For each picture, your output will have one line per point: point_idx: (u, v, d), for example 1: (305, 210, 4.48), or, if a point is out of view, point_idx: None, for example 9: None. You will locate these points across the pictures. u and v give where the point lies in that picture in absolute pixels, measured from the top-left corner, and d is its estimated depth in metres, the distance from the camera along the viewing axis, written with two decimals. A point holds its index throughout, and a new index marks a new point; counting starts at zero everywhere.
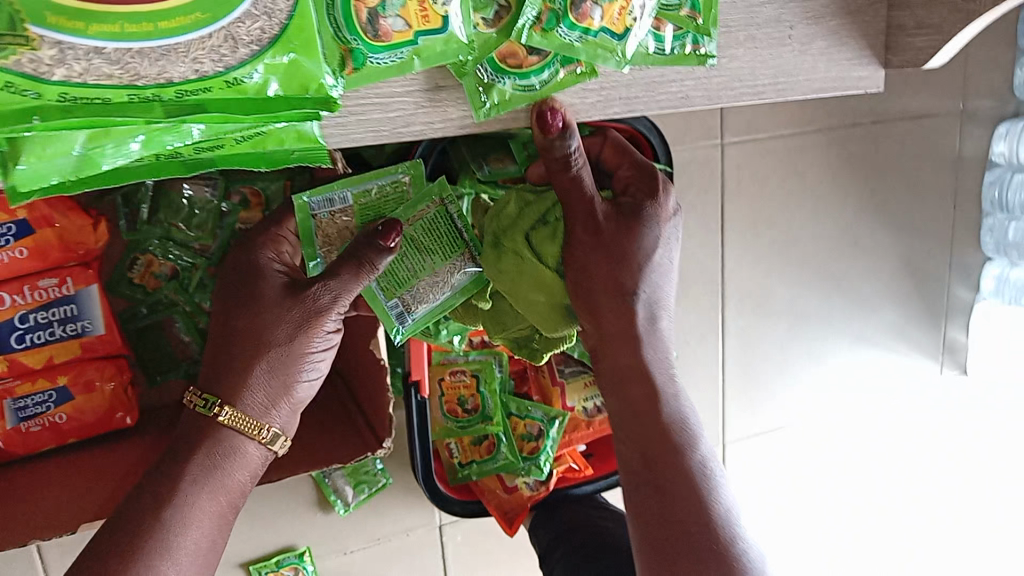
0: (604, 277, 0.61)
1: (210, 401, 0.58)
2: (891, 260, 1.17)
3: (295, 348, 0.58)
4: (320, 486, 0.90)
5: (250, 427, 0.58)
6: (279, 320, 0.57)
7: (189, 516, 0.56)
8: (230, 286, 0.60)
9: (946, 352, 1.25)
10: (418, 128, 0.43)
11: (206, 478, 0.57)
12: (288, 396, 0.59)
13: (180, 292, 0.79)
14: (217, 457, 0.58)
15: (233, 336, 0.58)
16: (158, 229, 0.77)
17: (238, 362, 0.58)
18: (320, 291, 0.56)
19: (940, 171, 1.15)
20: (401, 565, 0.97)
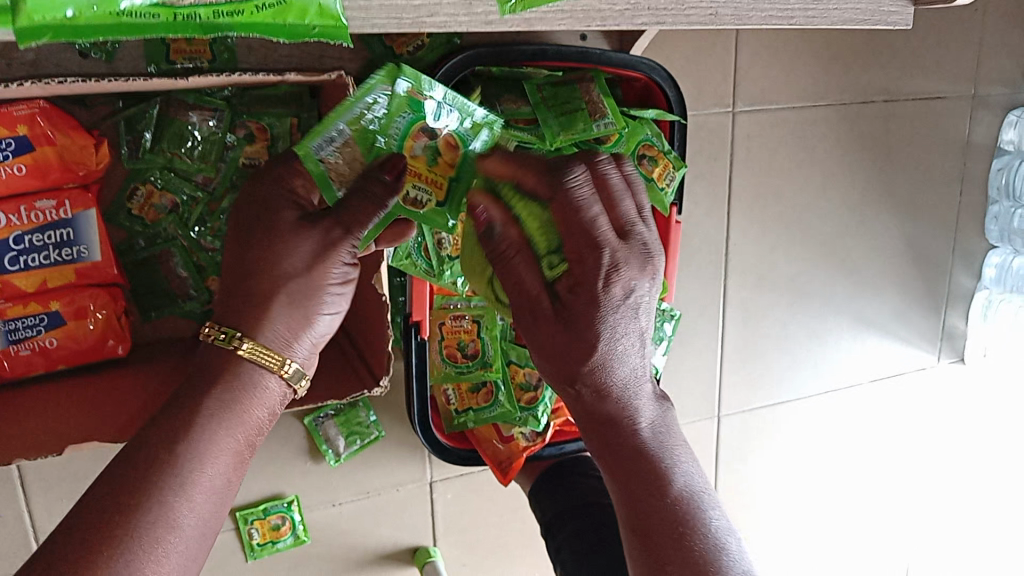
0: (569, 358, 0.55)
1: (229, 334, 0.57)
2: (896, 243, 1.16)
3: (312, 277, 0.58)
4: (312, 435, 0.89)
5: (269, 360, 0.58)
6: (293, 251, 0.57)
7: (205, 450, 0.54)
8: (244, 220, 0.59)
9: (945, 339, 1.25)
10: (443, 18, 0.44)
11: (222, 413, 0.55)
12: (306, 329, 0.60)
13: (180, 226, 0.78)
14: (236, 390, 0.56)
15: (249, 268, 0.58)
16: (160, 159, 0.75)
17: (256, 295, 0.57)
18: (338, 224, 0.57)
19: (950, 155, 1.15)
20: (389, 519, 0.96)
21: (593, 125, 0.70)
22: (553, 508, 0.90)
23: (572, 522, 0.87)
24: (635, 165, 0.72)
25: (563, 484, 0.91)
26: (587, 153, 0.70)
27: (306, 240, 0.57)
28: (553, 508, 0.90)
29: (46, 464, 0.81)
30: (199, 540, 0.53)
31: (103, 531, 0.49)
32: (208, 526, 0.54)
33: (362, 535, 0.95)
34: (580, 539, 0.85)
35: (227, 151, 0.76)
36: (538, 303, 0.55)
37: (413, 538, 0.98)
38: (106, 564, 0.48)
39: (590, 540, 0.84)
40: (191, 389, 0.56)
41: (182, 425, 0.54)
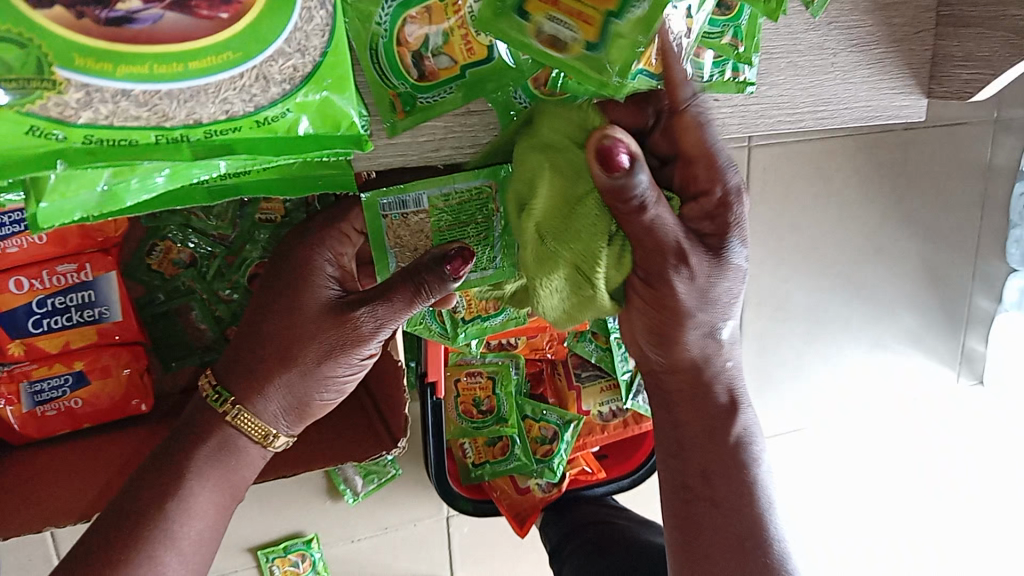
0: (674, 311, 0.54)
1: (223, 396, 0.60)
2: (913, 267, 1.16)
3: (323, 369, 0.59)
4: (329, 475, 0.91)
5: (257, 432, 0.61)
6: (316, 336, 0.58)
7: (191, 508, 0.58)
8: (280, 288, 0.60)
9: (964, 361, 1.24)
10: (446, 151, 0.49)
11: (211, 471, 0.59)
12: (303, 411, 0.61)
13: (199, 280, 0.79)
14: (225, 452, 0.60)
15: (264, 339, 0.59)
16: (178, 217, 0.76)
17: (262, 368, 0.59)
18: (365, 317, 0.57)
19: (970, 180, 1.14)
20: (407, 554, 0.98)
21: None
22: (554, 530, 0.92)
23: (572, 539, 0.88)
24: None
25: (562, 509, 0.93)
26: None
27: (331, 327, 0.58)
28: (554, 531, 0.91)
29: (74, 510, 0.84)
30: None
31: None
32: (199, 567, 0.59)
33: (381, 569, 0.97)
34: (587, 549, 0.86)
35: (245, 207, 0.76)
36: (661, 288, 0.52)
37: (430, 570, 0.99)
38: None
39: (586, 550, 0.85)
40: (179, 444, 0.60)
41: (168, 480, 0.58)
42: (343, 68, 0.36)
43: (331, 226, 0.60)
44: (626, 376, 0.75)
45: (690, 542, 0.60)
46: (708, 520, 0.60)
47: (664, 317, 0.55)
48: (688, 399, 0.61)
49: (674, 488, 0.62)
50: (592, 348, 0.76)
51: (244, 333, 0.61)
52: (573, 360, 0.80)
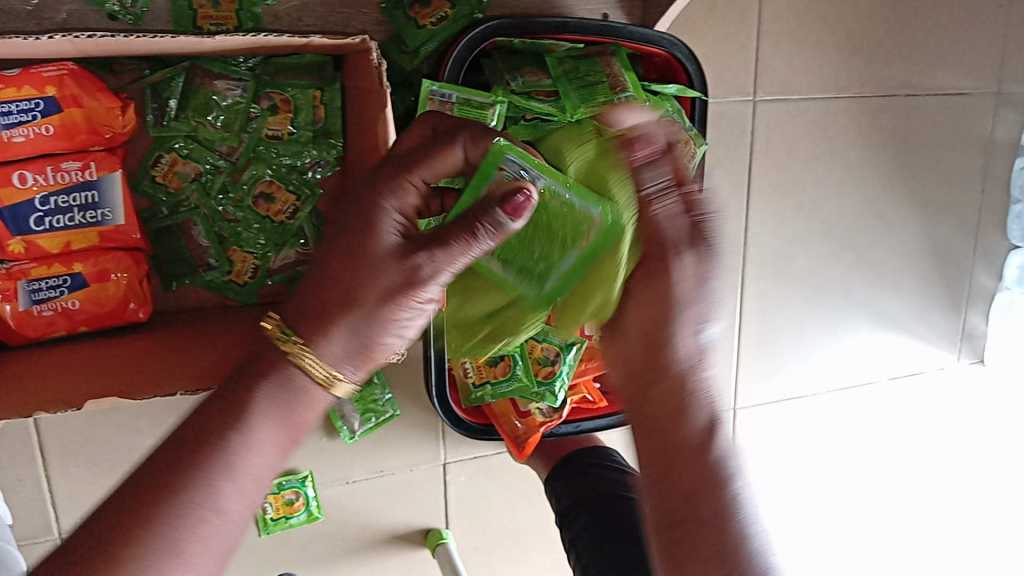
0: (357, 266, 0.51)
1: (290, 332, 0.53)
2: (916, 240, 1.16)
3: (381, 318, 0.52)
4: (327, 410, 0.90)
5: (317, 373, 0.53)
6: (375, 279, 0.51)
7: (251, 443, 0.51)
8: (350, 232, 0.52)
9: (965, 339, 1.24)
10: None
11: (274, 411, 0.52)
12: (368, 355, 0.54)
13: (203, 195, 0.79)
14: (287, 392, 0.53)
15: (324, 281, 0.52)
16: (185, 127, 0.76)
17: (321, 314, 0.52)
18: (427, 262, 0.51)
19: (973, 153, 1.15)
20: (402, 499, 0.97)
21: (614, 99, 0.69)
22: (570, 492, 0.90)
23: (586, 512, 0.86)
24: None
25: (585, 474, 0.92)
26: None
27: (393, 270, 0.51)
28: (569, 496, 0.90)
29: (67, 429, 0.82)
30: (230, 541, 0.50)
31: (150, 507, 0.47)
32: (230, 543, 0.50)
33: (374, 514, 0.96)
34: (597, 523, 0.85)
35: (251, 122, 0.78)
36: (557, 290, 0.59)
37: (425, 519, 0.98)
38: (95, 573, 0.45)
39: (597, 523, 0.84)
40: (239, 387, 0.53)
41: (231, 417, 0.51)
42: None
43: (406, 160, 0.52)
44: None
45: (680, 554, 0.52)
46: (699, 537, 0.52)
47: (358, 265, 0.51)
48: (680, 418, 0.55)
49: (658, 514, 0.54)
50: None
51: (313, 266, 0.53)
52: None
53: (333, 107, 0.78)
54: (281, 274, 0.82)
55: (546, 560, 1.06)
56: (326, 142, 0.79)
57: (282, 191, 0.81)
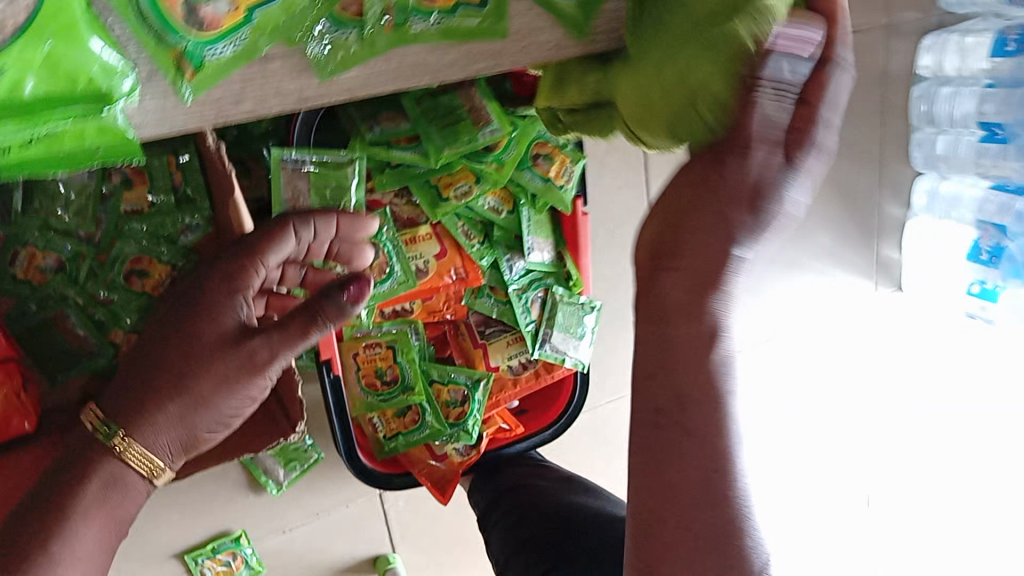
0: (179, 356, 0.52)
1: (110, 427, 0.51)
2: (819, 185, 1.16)
3: (211, 403, 0.52)
4: (249, 469, 0.88)
5: (144, 465, 0.52)
6: (210, 365, 0.52)
7: (74, 551, 0.48)
8: (174, 309, 0.55)
9: (879, 269, 1.27)
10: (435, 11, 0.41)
11: (96, 509, 0.49)
12: (192, 446, 0.53)
13: (70, 283, 0.74)
14: (107, 486, 0.50)
15: (153, 365, 0.52)
16: (35, 220, 0.72)
17: (149, 394, 0.51)
18: (260, 346, 0.53)
19: (866, 88, 1.14)
20: (343, 534, 0.96)
21: (478, 135, 0.65)
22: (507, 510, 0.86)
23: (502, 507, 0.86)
24: (526, 167, 0.69)
25: (526, 486, 0.87)
26: (477, 163, 0.67)
27: (236, 350, 0.53)
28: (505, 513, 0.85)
29: None
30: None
31: None
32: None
33: (318, 554, 0.95)
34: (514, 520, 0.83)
35: (105, 201, 0.73)
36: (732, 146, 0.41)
37: (370, 548, 0.98)
38: None
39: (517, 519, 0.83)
40: (64, 477, 0.50)
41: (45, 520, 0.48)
42: (119, 6, 0.31)
43: (238, 253, 0.55)
44: (530, 326, 0.76)
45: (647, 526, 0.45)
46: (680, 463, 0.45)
47: (197, 347, 0.52)
48: (682, 313, 0.45)
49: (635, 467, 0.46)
50: (491, 303, 0.75)
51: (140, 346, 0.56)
52: (476, 319, 0.78)
53: (191, 169, 0.74)
54: None
55: None
56: (191, 207, 0.75)
57: (156, 264, 0.75)
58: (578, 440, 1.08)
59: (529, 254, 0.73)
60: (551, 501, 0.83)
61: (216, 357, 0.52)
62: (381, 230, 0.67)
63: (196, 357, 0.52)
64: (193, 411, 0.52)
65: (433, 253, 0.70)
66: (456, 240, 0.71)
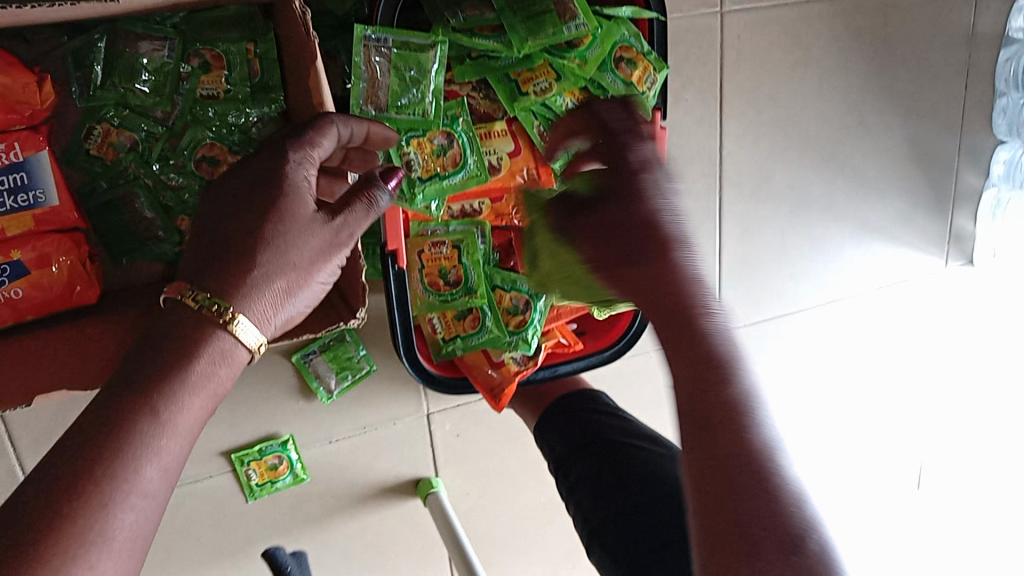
0: (274, 234, 0.52)
1: (214, 304, 0.51)
2: (897, 145, 1.12)
3: (308, 274, 0.54)
4: (301, 372, 0.88)
5: (250, 338, 0.52)
6: (308, 242, 0.53)
7: (179, 422, 0.48)
8: (235, 201, 0.53)
9: (952, 240, 1.22)
10: None
11: (200, 383, 0.50)
12: (283, 320, 0.55)
13: (141, 164, 0.74)
14: (211, 363, 0.50)
15: (244, 243, 0.52)
16: (113, 94, 0.71)
17: (249, 271, 0.52)
18: (345, 223, 0.56)
19: (954, 47, 1.09)
20: (388, 452, 0.96)
21: (563, 29, 0.64)
22: (602, 491, 0.79)
23: (585, 461, 0.83)
24: (609, 68, 0.68)
25: (614, 462, 0.81)
26: (559, 59, 0.67)
27: (320, 233, 0.54)
28: (594, 495, 0.80)
29: (34, 419, 0.78)
30: (152, 518, 0.47)
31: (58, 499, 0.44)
32: (141, 550, 0.46)
33: (362, 470, 0.95)
34: (599, 476, 0.81)
35: (182, 82, 0.73)
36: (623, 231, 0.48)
37: (413, 470, 0.98)
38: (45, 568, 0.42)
39: (604, 476, 0.80)
40: (158, 353, 0.50)
41: (152, 390, 0.48)
42: None
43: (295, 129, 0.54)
44: None
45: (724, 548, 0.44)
46: (750, 493, 0.44)
47: (292, 229, 0.53)
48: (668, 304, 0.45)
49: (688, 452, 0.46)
50: None
51: (191, 242, 0.54)
52: None
53: (269, 59, 0.73)
54: None
55: (538, 499, 1.06)
56: (266, 97, 0.75)
57: (226, 152, 0.76)
58: (627, 382, 1.07)
59: None
60: (639, 461, 0.80)
61: (309, 235, 0.54)
62: (457, 120, 0.67)
63: (288, 235, 0.53)
64: (292, 284, 0.53)
65: (508, 151, 0.69)
66: (530, 138, 0.69)
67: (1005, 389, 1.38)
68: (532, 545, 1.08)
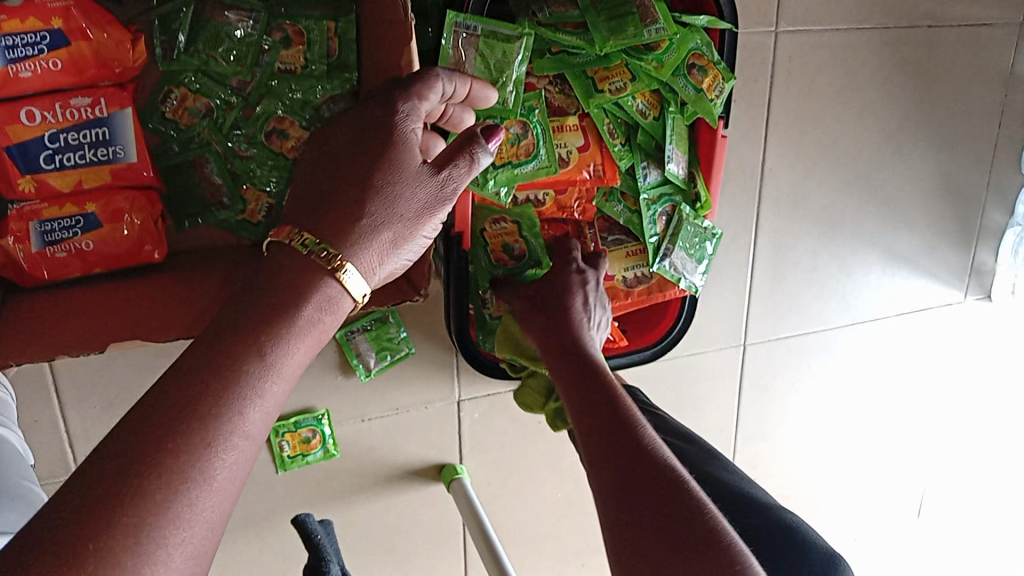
0: (382, 181, 0.54)
1: (322, 246, 0.52)
2: (929, 177, 1.15)
3: (413, 224, 0.56)
4: (343, 349, 0.89)
5: (361, 280, 0.53)
6: (415, 192, 0.56)
7: (283, 365, 0.48)
8: (352, 150, 0.55)
9: (973, 275, 1.24)
10: None
11: (307, 328, 0.50)
12: (390, 267, 0.56)
13: (215, 131, 0.76)
14: (315, 308, 0.51)
15: (355, 188, 0.54)
16: (195, 61, 0.73)
17: (361, 214, 0.53)
18: (449, 177, 0.57)
19: (993, 86, 1.12)
20: (416, 436, 0.97)
21: (644, 32, 0.66)
22: None
23: None
24: (682, 74, 0.71)
25: None
26: (636, 60, 0.69)
27: (427, 186, 0.56)
28: None
29: (81, 369, 0.80)
30: (249, 461, 0.46)
31: (172, 423, 0.43)
32: (237, 493, 0.45)
33: (389, 451, 0.97)
34: None
35: (263, 55, 0.75)
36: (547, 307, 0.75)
37: (438, 455, 0.99)
38: (151, 489, 0.41)
39: None
40: (263, 299, 0.50)
41: (260, 332, 0.48)
42: None
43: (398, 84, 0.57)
44: (654, 240, 0.77)
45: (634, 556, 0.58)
46: (638, 502, 0.59)
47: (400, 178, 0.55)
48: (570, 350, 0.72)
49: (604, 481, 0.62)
50: (621, 209, 0.77)
51: (299, 184, 0.56)
52: (600, 225, 0.80)
53: (348, 39, 0.75)
54: None
55: (555, 496, 1.08)
56: (341, 76, 0.75)
57: (296, 127, 0.77)
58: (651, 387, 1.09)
59: (668, 164, 0.74)
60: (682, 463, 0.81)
61: (416, 185, 0.56)
62: (533, 111, 0.69)
63: (394, 182, 0.55)
64: (399, 234, 0.55)
65: (578, 145, 0.71)
66: (599, 135, 0.72)
67: (1008, 425, 1.41)
68: (544, 540, 1.10)
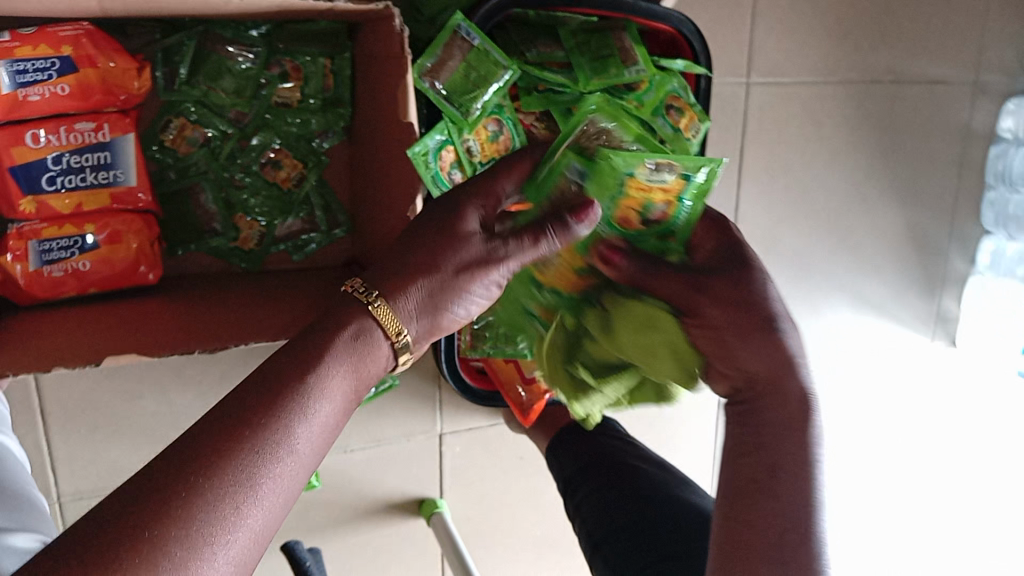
0: (427, 247, 0.54)
1: (372, 293, 0.53)
2: (894, 225, 1.20)
3: (458, 284, 0.54)
4: None
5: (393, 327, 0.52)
6: (459, 257, 0.54)
7: (329, 388, 0.48)
8: (420, 224, 0.56)
9: (938, 321, 1.29)
10: None
11: (352, 359, 0.50)
12: (437, 322, 0.55)
13: (212, 160, 0.79)
14: (362, 343, 0.51)
15: (409, 251, 0.54)
16: (195, 92, 0.77)
17: (407, 274, 0.54)
18: (502, 247, 0.55)
19: (952, 141, 1.18)
20: (398, 468, 0.98)
21: (624, 71, 0.72)
22: (606, 509, 0.81)
23: (590, 482, 0.84)
24: (660, 114, 0.75)
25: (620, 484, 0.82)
26: (618, 99, 0.74)
27: (474, 252, 0.54)
28: (597, 512, 0.81)
29: (67, 393, 0.81)
30: (299, 482, 0.46)
31: (224, 433, 0.43)
32: (284, 509, 0.45)
33: (370, 483, 0.97)
34: (604, 495, 0.82)
35: (261, 89, 0.78)
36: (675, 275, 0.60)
37: (419, 488, 1.00)
38: (193, 491, 0.41)
39: (611, 495, 0.81)
40: (316, 330, 0.51)
41: (311, 358, 0.48)
42: None
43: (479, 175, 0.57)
44: None
45: (728, 554, 0.55)
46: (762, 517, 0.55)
47: (444, 243, 0.54)
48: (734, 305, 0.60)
49: (739, 478, 0.57)
50: None
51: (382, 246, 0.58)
52: None
53: (343, 75, 0.79)
54: (286, 243, 0.83)
55: (534, 532, 1.08)
56: (335, 111, 0.80)
57: (289, 158, 0.82)
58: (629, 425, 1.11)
59: None
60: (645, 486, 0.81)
61: (462, 251, 0.54)
62: (503, 108, 0.72)
63: (441, 249, 0.54)
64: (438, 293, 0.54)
65: None
66: None
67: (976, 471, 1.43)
68: None
